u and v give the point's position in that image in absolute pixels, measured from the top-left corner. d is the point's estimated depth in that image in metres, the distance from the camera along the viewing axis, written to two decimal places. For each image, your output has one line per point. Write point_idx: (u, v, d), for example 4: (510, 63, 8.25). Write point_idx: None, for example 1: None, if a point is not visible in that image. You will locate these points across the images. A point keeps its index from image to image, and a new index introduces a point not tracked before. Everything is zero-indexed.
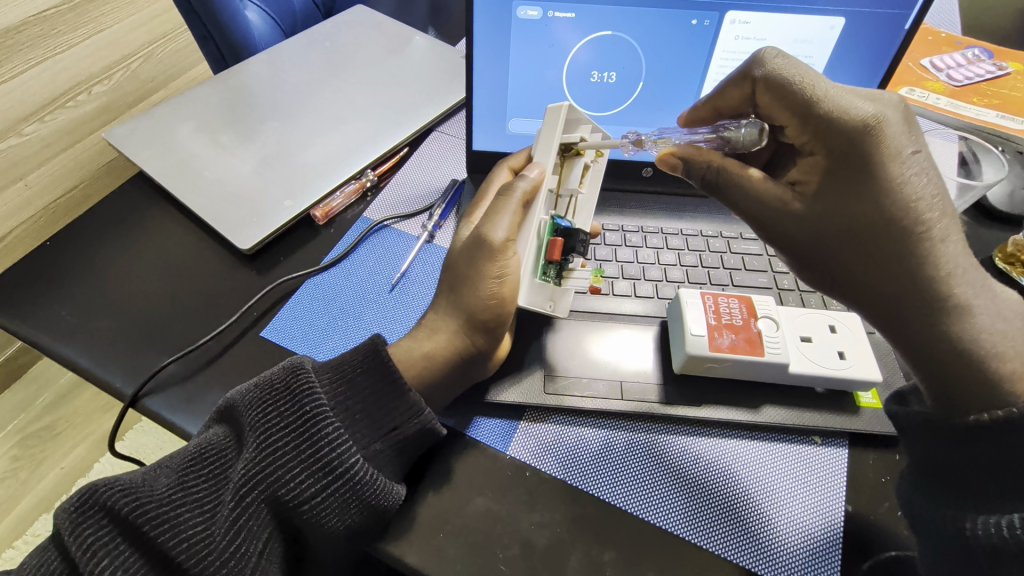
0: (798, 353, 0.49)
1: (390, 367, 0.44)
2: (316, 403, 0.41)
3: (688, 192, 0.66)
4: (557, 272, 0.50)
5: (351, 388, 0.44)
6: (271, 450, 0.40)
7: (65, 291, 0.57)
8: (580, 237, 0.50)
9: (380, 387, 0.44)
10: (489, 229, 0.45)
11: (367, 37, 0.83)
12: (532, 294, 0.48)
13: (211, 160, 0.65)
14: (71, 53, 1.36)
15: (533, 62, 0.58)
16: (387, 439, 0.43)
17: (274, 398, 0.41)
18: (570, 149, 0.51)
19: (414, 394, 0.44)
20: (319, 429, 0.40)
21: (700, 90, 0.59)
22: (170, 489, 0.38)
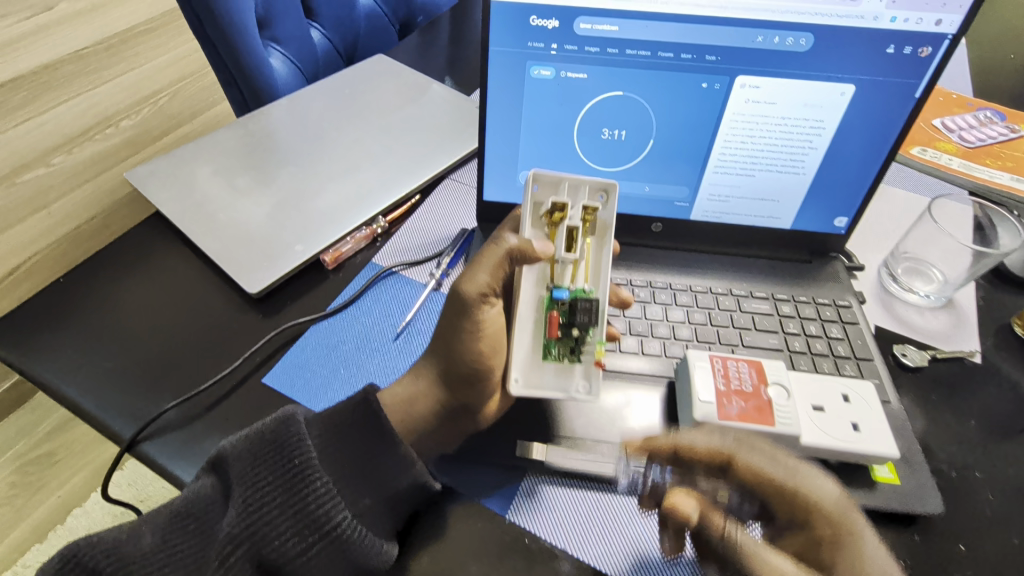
0: (811, 423, 0.47)
1: (381, 420, 0.43)
2: (305, 457, 0.40)
3: (698, 249, 0.66)
4: (567, 351, 0.48)
5: (342, 441, 0.43)
6: (259, 505, 0.39)
7: (73, 330, 0.58)
8: (581, 307, 0.47)
9: (372, 439, 0.43)
10: (465, 284, 0.48)
11: (385, 86, 0.86)
12: (530, 373, 0.47)
13: (227, 203, 0.66)
14: (103, 90, 1.42)
15: (544, 119, 0.59)
16: (377, 494, 0.42)
17: (262, 451, 0.41)
18: (555, 213, 0.47)
19: (405, 447, 0.44)
20: (309, 484, 0.40)
21: (711, 150, 0.59)
22: (156, 547, 0.37)
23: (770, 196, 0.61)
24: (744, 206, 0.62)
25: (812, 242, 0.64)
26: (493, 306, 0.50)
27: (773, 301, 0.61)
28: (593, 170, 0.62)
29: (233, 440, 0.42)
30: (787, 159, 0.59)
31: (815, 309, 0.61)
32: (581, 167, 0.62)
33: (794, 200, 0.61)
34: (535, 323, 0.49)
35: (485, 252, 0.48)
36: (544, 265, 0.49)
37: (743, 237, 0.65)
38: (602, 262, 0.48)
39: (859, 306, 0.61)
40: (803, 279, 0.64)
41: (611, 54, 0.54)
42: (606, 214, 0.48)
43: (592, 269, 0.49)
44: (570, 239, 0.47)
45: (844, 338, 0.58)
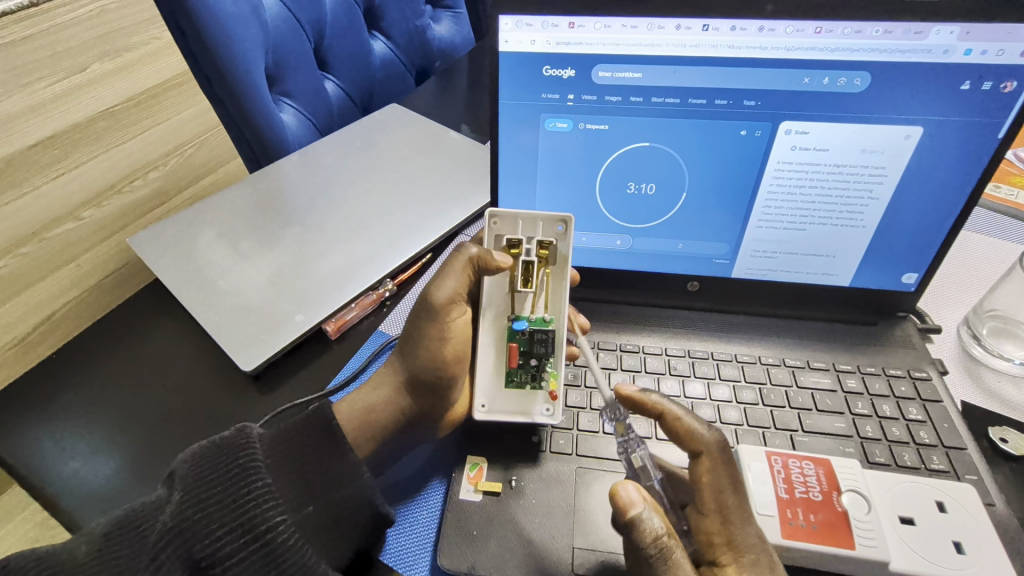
0: (898, 544, 0.39)
1: (333, 428, 0.43)
2: (250, 461, 0.40)
3: (743, 310, 0.59)
4: (529, 379, 0.47)
5: (292, 451, 0.42)
6: (198, 509, 0.37)
7: (58, 413, 0.53)
8: (538, 337, 0.47)
9: (321, 450, 0.42)
10: (433, 291, 0.46)
11: (398, 136, 0.82)
12: (495, 398, 0.47)
13: (228, 269, 0.63)
14: (131, 146, 1.43)
15: (562, 177, 0.53)
16: (322, 506, 0.40)
17: (211, 454, 0.39)
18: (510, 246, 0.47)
19: (355, 457, 0.43)
20: (253, 489, 0.38)
21: (753, 202, 0.52)
22: (90, 556, 0.36)
23: (823, 252, 0.54)
24: (792, 262, 0.55)
25: (876, 302, 0.56)
26: (462, 312, 0.48)
27: (835, 374, 0.52)
28: (619, 227, 0.55)
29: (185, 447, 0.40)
30: (842, 212, 0.51)
31: (886, 382, 0.52)
32: (605, 223, 0.55)
33: (852, 256, 0.54)
34: (496, 351, 0.47)
35: (450, 258, 0.47)
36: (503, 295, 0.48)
37: (793, 297, 0.57)
38: (561, 291, 0.48)
39: (940, 379, 0.52)
40: (866, 344, 0.56)
41: (634, 102, 0.49)
42: (564, 247, 0.47)
43: (553, 296, 0.48)
44: (527, 272, 0.46)
45: (927, 421, 0.48)
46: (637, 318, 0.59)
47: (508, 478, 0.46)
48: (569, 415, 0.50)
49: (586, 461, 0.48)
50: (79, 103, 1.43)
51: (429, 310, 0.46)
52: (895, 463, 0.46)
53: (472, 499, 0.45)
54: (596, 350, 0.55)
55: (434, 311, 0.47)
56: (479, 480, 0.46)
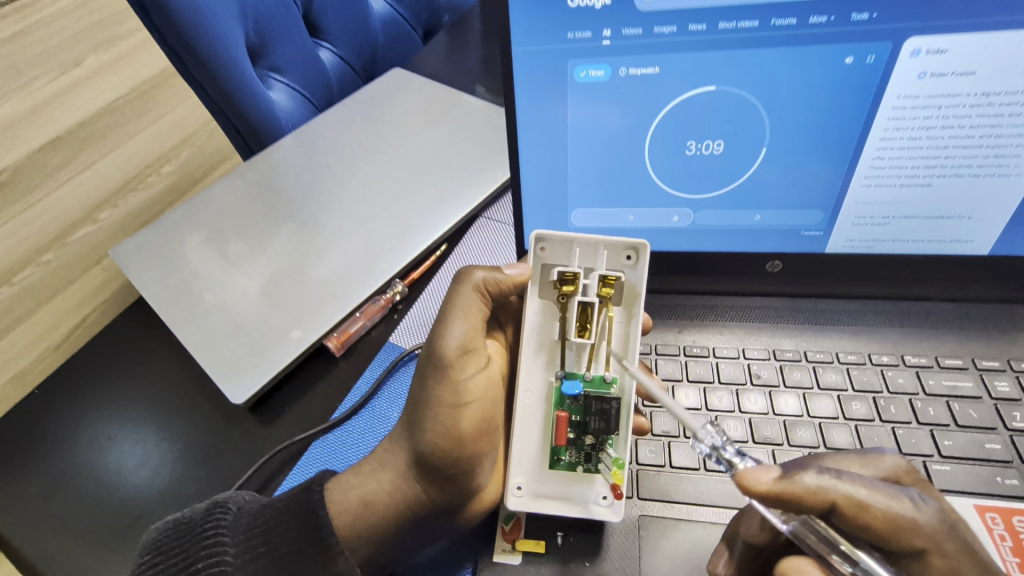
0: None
1: (319, 518, 0.34)
2: (214, 557, 0.33)
3: (840, 292, 0.47)
4: (580, 458, 0.37)
5: (267, 541, 0.34)
6: None
7: (40, 464, 0.47)
8: (596, 405, 0.36)
9: (301, 540, 0.34)
10: (439, 340, 0.36)
11: (402, 105, 0.71)
12: (537, 482, 0.37)
13: (216, 279, 0.54)
14: (139, 138, 1.33)
15: (600, 139, 0.41)
16: None
17: (171, 542, 0.34)
18: (565, 281, 0.36)
19: (342, 555, 0.33)
20: None
21: (858, 153, 0.39)
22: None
23: (956, 211, 0.41)
24: (907, 228, 0.42)
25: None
26: (480, 366, 0.38)
27: (978, 375, 0.42)
28: (677, 199, 0.43)
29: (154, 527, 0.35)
30: (988, 157, 0.38)
31: None
32: (657, 196, 0.43)
33: (996, 215, 0.40)
34: (540, 422, 0.37)
35: (452, 294, 0.38)
36: (553, 342, 0.38)
37: (910, 273, 0.44)
38: (630, 338, 0.37)
39: None
40: (1006, 332, 0.44)
41: (695, 32, 0.36)
42: (631, 282, 0.37)
43: (617, 347, 0.37)
44: (584, 317, 0.36)
45: None
46: (702, 311, 0.48)
47: (554, 532, 0.37)
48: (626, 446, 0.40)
49: (649, 507, 0.39)
50: (81, 100, 1.35)
51: (436, 365, 0.36)
52: None
53: (510, 561, 0.37)
54: (654, 358, 0.45)
55: (444, 369, 0.36)
56: (517, 536, 0.37)
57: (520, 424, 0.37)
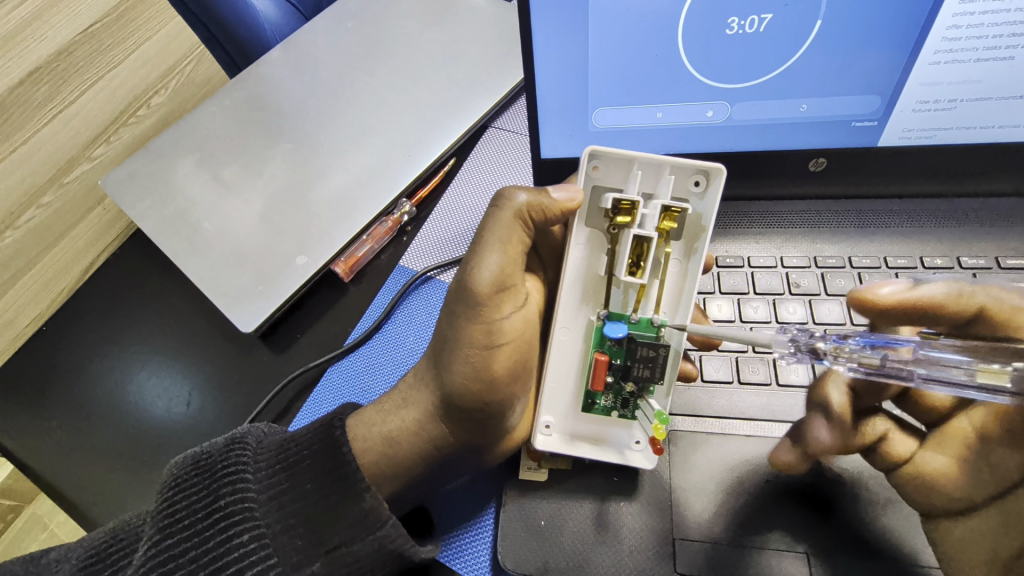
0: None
1: (344, 455, 0.31)
2: (238, 494, 0.29)
3: (884, 192, 0.43)
4: (618, 402, 0.34)
5: (290, 482, 0.30)
6: (163, 557, 0.27)
7: (57, 401, 0.46)
8: (642, 353, 0.32)
9: (323, 482, 0.30)
10: (473, 274, 0.32)
11: (400, 4, 0.63)
12: (570, 423, 0.35)
13: (213, 207, 0.51)
14: (125, 64, 1.24)
15: (628, 20, 0.35)
16: (327, 561, 0.29)
17: (185, 484, 0.30)
18: (620, 211, 0.32)
19: (371, 495, 0.30)
20: (228, 534, 0.28)
21: (930, 21, 0.34)
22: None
23: None
24: (978, 114, 0.37)
25: None
26: (516, 305, 0.33)
27: None
28: (712, 90, 0.38)
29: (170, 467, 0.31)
30: None
31: None
32: (690, 90, 0.38)
33: None
34: (575, 361, 0.34)
35: (490, 220, 0.33)
36: (598, 277, 0.34)
37: (966, 166, 0.40)
38: (687, 277, 0.33)
39: None
40: None
41: None
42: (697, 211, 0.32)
43: (670, 288, 0.33)
44: (639, 252, 0.32)
45: None
46: (737, 218, 0.44)
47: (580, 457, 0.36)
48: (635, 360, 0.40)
49: (677, 421, 0.37)
50: (56, 24, 1.26)
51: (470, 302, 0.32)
52: None
53: (537, 478, 0.36)
54: None
55: (477, 306, 0.32)
56: (542, 455, 0.36)
57: (555, 364, 0.34)
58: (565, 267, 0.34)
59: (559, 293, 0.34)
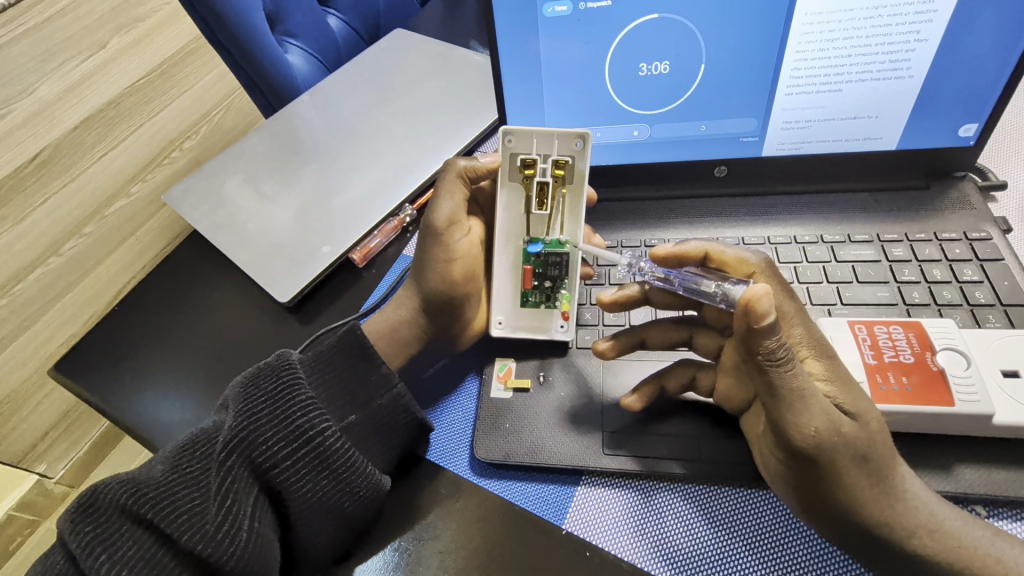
0: (1002, 395, 0.37)
1: (366, 347, 0.45)
2: (294, 377, 0.43)
3: (778, 189, 0.56)
4: (543, 298, 0.49)
5: (328, 367, 0.45)
6: (253, 418, 0.41)
7: (127, 360, 0.59)
8: (553, 260, 0.48)
9: (350, 366, 0.45)
10: (432, 215, 0.48)
11: (406, 59, 0.79)
12: (513, 319, 0.49)
13: (256, 211, 0.65)
14: (165, 113, 1.42)
15: (567, 66, 0.50)
16: (362, 411, 0.44)
17: (256, 379, 0.43)
18: (527, 167, 0.46)
19: (386, 368, 0.46)
20: (297, 399, 0.42)
21: (779, 65, 0.48)
22: (166, 474, 0.39)
23: (864, 112, 0.49)
24: (830, 130, 0.50)
25: (927, 162, 0.52)
26: (464, 233, 0.49)
27: (880, 244, 0.50)
28: (633, 115, 0.52)
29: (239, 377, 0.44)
30: (884, 63, 0.46)
31: (969, 246, 0.48)
32: (618, 114, 0.52)
33: (897, 112, 0.49)
34: (510, 274, 0.49)
35: (441, 180, 0.49)
36: (520, 217, 0.48)
37: (830, 170, 0.53)
38: (578, 210, 0.47)
39: (1002, 237, 0.49)
40: (911, 210, 0.52)
41: None
42: (582, 165, 0.46)
43: (569, 219, 0.48)
44: (542, 195, 0.46)
45: (984, 281, 0.46)
46: (664, 213, 0.57)
47: (536, 374, 0.48)
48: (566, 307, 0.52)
49: None
50: (107, 79, 1.44)
51: (432, 231, 0.48)
52: (977, 326, 0.44)
53: (503, 395, 0.47)
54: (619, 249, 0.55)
55: (436, 234, 0.48)
56: (509, 378, 0.48)
57: (497, 276, 0.49)
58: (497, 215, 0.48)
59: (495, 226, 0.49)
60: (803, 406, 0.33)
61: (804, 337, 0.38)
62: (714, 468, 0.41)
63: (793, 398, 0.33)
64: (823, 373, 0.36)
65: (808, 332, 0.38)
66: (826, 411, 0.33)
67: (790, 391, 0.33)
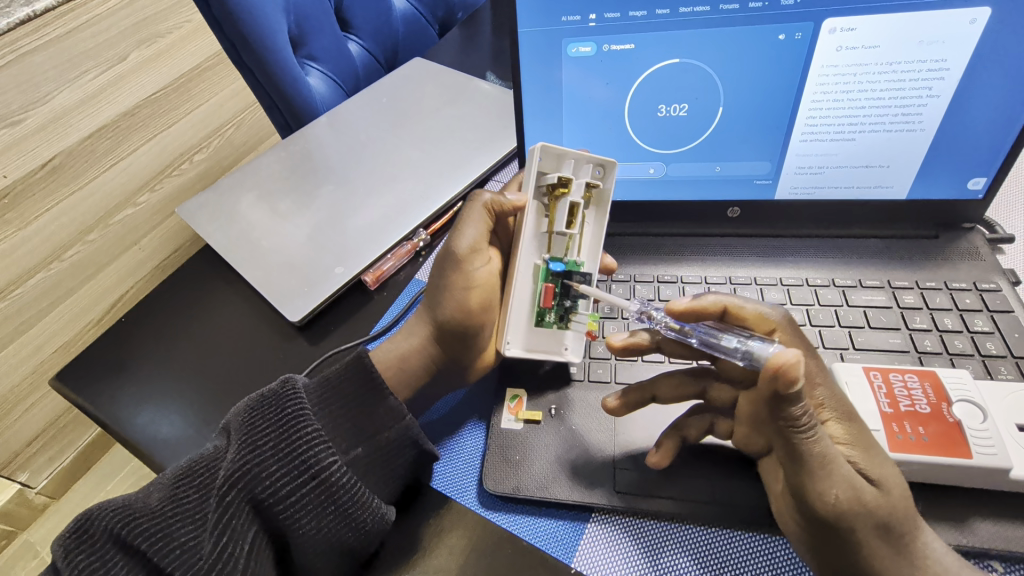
0: (1020, 450, 0.37)
1: (374, 376, 0.45)
2: (300, 407, 0.42)
3: (790, 232, 0.56)
4: (557, 318, 0.49)
5: (335, 396, 0.44)
6: (256, 450, 0.40)
7: (130, 371, 0.58)
8: (575, 279, 0.48)
9: (357, 397, 0.44)
10: (455, 239, 0.48)
11: (423, 87, 0.81)
12: (526, 338, 0.48)
13: (270, 229, 0.65)
14: (177, 127, 1.44)
15: (590, 104, 0.51)
16: (368, 443, 0.43)
17: (260, 409, 0.42)
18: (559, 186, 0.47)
19: (395, 400, 0.45)
20: (302, 431, 0.41)
21: (795, 112, 0.49)
22: (163, 504, 0.38)
23: (876, 162, 0.50)
24: (842, 177, 0.52)
25: (937, 213, 0.53)
26: (484, 261, 0.48)
27: (891, 291, 0.51)
28: (650, 153, 0.53)
29: (241, 405, 0.43)
30: (898, 115, 0.47)
31: (979, 297, 0.49)
32: (636, 152, 0.53)
33: (908, 164, 0.50)
34: (530, 294, 0.48)
35: (468, 210, 0.48)
36: (540, 236, 0.48)
37: (842, 215, 0.54)
38: (599, 235, 0.49)
39: (1012, 289, 0.49)
40: (920, 258, 0.53)
41: (662, 15, 0.46)
42: (603, 190, 0.48)
43: (589, 243, 0.49)
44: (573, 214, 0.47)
45: (995, 332, 0.47)
46: (676, 249, 0.57)
47: (548, 407, 0.48)
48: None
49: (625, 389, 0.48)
50: None
51: (453, 260, 0.47)
52: (989, 377, 0.44)
53: (513, 427, 0.46)
54: (632, 284, 0.55)
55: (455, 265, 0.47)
56: (520, 409, 0.47)
57: (516, 298, 0.47)
58: (522, 239, 0.47)
59: (515, 247, 0.48)
60: (825, 473, 0.34)
61: (827, 397, 0.37)
62: (729, 512, 0.40)
63: (818, 465, 0.34)
64: (845, 437, 0.36)
65: (832, 392, 0.38)
66: (850, 479, 0.34)
67: (813, 458, 0.34)
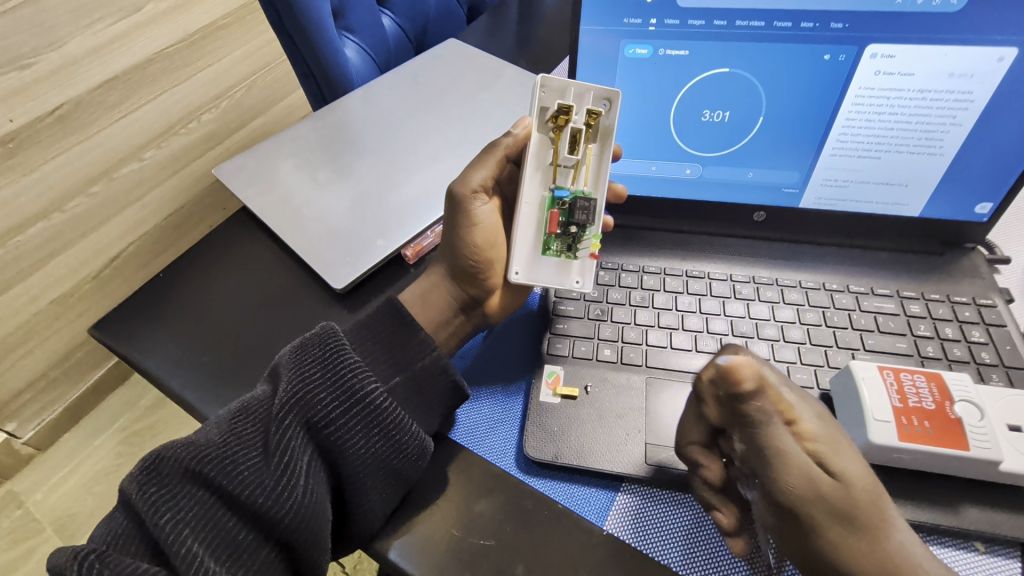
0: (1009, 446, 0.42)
1: (404, 314, 0.48)
2: (341, 341, 0.45)
3: (811, 239, 0.60)
4: (564, 247, 0.51)
5: (369, 332, 0.47)
6: (304, 379, 0.43)
7: (170, 326, 0.59)
8: (579, 205, 0.49)
9: (390, 332, 0.47)
10: (464, 179, 0.54)
11: (460, 69, 0.83)
12: (531, 267, 0.50)
13: (310, 198, 0.66)
14: (187, 84, 1.41)
15: (639, 103, 0.54)
16: (404, 373, 0.47)
17: (304, 347, 0.45)
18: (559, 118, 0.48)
19: (424, 333, 0.48)
20: (344, 360, 0.44)
21: (829, 128, 0.53)
22: (224, 436, 0.41)
23: (896, 180, 0.54)
24: (863, 191, 0.56)
25: (945, 232, 0.58)
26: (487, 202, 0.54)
27: (899, 299, 0.55)
28: (690, 155, 0.56)
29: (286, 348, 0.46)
30: (922, 139, 0.52)
31: (977, 311, 0.54)
32: (677, 153, 0.57)
33: (924, 184, 0.54)
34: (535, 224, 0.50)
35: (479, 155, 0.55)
36: (546, 168, 0.51)
37: (859, 227, 0.59)
38: (605, 166, 0.50)
39: (1006, 306, 0.54)
40: (926, 272, 0.58)
41: (718, 27, 0.49)
42: (608, 121, 0.49)
43: (595, 172, 0.51)
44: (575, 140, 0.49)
45: (989, 343, 0.52)
46: (703, 246, 0.61)
47: (583, 384, 0.51)
48: (591, 326, 0.55)
49: (655, 372, 0.52)
50: None
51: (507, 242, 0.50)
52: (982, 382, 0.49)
53: (551, 400, 0.50)
54: (663, 276, 0.59)
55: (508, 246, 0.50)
56: (558, 385, 0.51)
57: (522, 229, 0.50)
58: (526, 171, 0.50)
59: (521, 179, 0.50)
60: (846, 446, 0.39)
61: None
62: None
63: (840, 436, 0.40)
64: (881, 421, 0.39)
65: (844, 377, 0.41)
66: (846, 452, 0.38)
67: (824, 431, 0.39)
